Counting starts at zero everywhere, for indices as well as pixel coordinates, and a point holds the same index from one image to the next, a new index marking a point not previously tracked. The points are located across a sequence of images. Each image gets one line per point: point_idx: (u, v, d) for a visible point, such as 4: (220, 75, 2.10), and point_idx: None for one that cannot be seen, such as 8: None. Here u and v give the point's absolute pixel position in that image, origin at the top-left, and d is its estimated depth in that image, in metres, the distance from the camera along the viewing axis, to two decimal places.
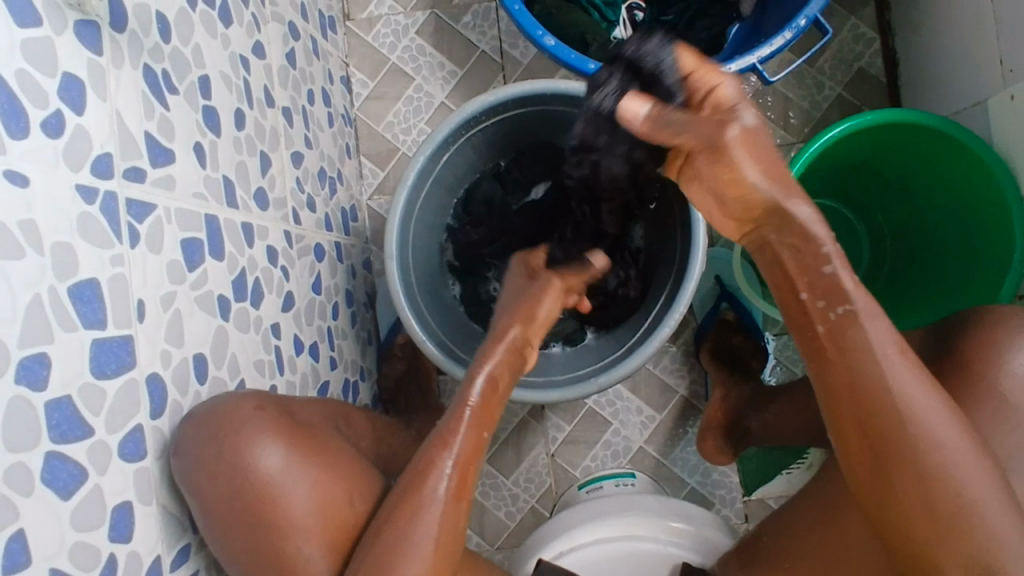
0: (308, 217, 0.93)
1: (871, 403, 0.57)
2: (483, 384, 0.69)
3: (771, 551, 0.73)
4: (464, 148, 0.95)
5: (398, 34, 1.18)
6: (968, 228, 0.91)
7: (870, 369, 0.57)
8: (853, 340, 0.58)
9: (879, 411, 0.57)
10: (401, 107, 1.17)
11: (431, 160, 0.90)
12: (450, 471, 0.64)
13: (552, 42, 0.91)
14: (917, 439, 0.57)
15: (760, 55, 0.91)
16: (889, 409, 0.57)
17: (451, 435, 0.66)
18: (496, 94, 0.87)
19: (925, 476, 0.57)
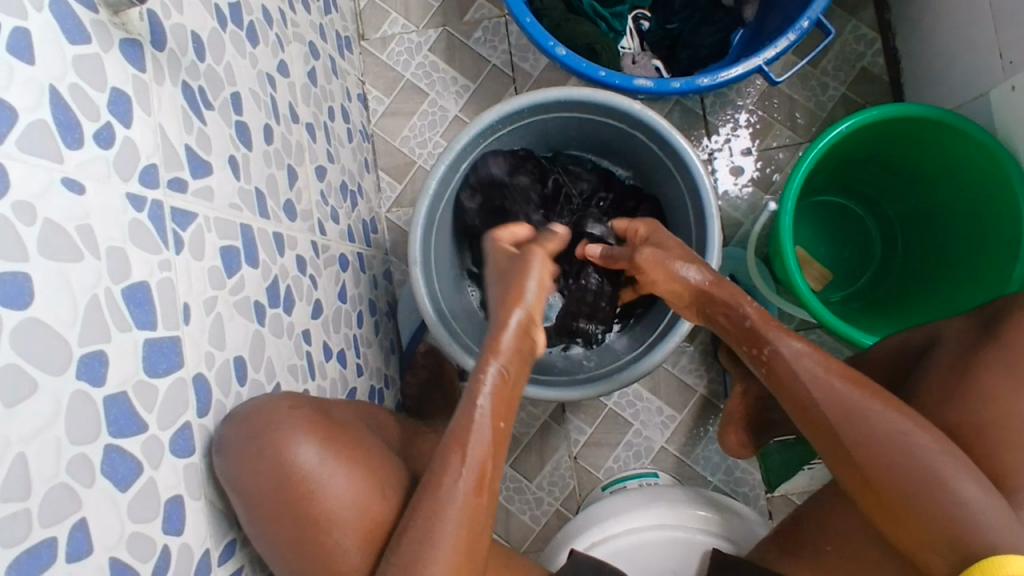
0: (332, 228, 0.96)
1: (829, 407, 0.69)
2: (494, 380, 0.71)
3: (813, 538, 0.74)
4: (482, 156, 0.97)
5: (411, 52, 1.21)
6: (981, 221, 0.93)
7: (798, 381, 0.71)
8: (784, 364, 0.72)
9: (838, 416, 0.68)
10: (416, 122, 1.21)
11: (451, 169, 0.93)
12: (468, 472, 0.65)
13: (563, 52, 0.94)
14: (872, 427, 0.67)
15: (766, 57, 0.94)
16: (844, 414, 0.68)
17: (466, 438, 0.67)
18: (512, 103, 0.90)
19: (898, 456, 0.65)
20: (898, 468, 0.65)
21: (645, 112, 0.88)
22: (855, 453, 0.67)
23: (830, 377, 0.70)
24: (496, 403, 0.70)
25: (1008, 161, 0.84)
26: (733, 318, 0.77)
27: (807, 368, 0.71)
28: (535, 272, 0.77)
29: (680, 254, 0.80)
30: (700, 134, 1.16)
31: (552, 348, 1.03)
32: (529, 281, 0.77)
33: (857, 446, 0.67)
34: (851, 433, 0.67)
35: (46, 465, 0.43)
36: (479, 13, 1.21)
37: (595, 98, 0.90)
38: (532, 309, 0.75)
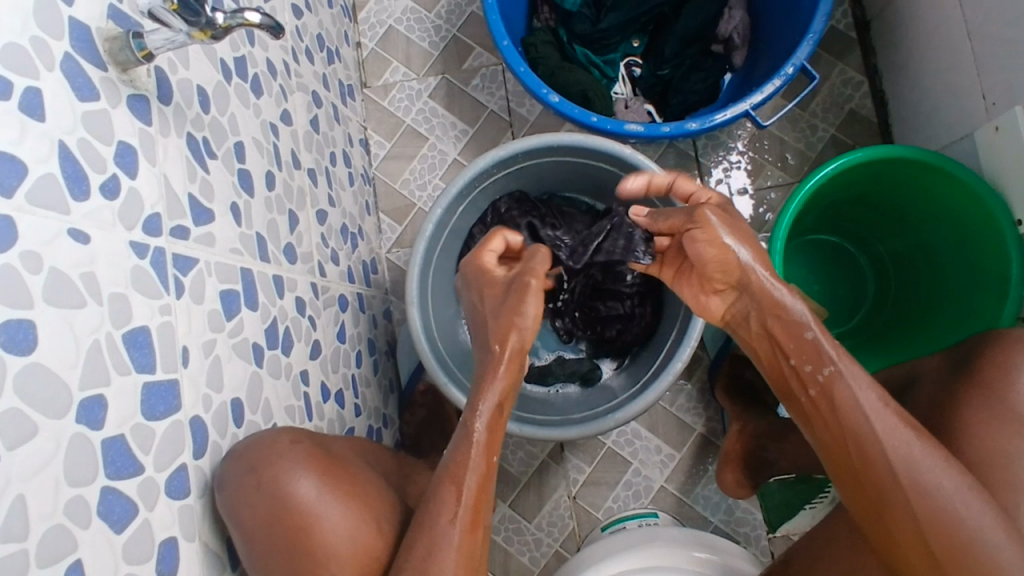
0: (332, 270, 0.98)
1: (872, 462, 0.63)
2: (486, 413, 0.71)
3: None
4: (477, 199, 1.00)
5: (412, 98, 1.25)
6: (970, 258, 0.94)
7: (851, 425, 0.64)
8: (845, 393, 0.65)
9: (878, 474, 0.63)
10: (416, 165, 1.24)
11: (448, 213, 0.95)
12: (462, 512, 0.66)
13: (556, 99, 0.98)
14: (924, 487, 0.61)
15: (753, 102, 0.96)
16: (889, 470, 0.62)
17: (463, 476, 0.67)
18: (506, 148, 0.93)
19: (941, 520, 0.60)
20: (946, 528, 0.60)
21: (635, 156, 0.91)
22: (913, 507, 0.61)
23: (891, 415, 0.63)
24: (490, 435, 0.70)
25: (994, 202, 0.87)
26: (783, 315, 0.67)
27: (870, 404, 0.64)
28: (527, 303, 0.75)
29: (738, 229, 0.70)
30: (693, 175, 1.19)
31: (548, 387, 1.03)
32: (522, 313, 0.75)
33: (908, 494, 0.61)
34: (913, 483, 0.61)
35: (44, 506, 0.44)
36: (477, 61, 1.25)
37: (586, 144, 0.93)
38: (530, 333, 0.76)
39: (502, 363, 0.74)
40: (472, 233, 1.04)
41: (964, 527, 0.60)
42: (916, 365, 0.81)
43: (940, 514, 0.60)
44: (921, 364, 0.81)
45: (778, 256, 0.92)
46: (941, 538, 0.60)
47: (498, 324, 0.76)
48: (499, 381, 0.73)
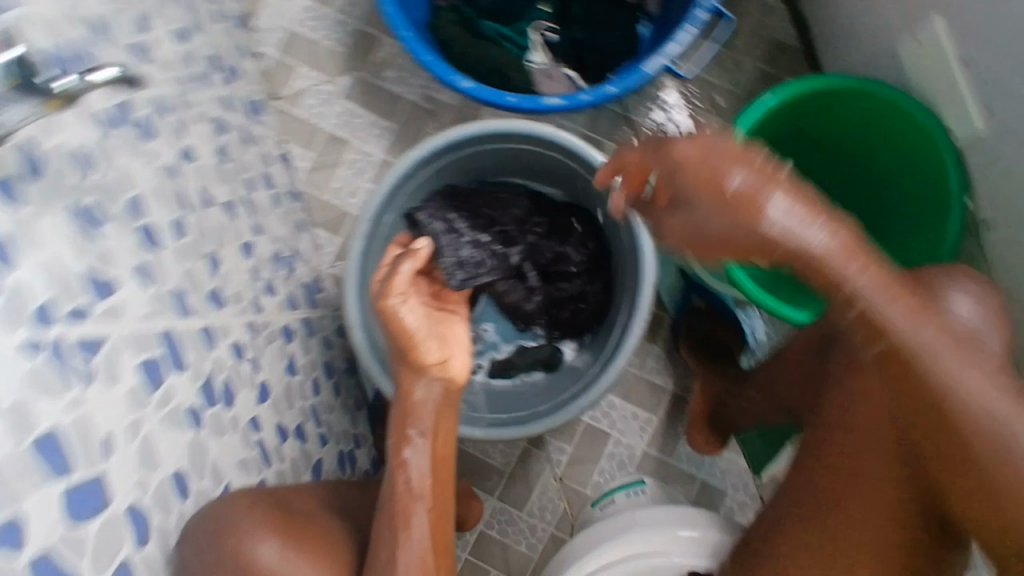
0: (269, 302, 0.94)
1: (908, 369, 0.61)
2: (418, 457, 0.68)
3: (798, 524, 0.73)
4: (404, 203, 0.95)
5: (326, 102, 1.19)
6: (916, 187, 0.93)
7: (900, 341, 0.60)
8: (885, 314, 0.60)
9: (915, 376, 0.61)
10: (343, 171, 1.18)
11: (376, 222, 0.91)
12: (410, 549, 0.62)
13: (469, 85, 0.94)
14: (959, 396, 0.60)
15: (670, 54, 0.94)
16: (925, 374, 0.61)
17: (408, 516, 0.64)
18: (425, 147, 0.89)
19: (972, 424, 0.60)
20: (977, 433, 0.60)
21: (558, 134, 0.88)
22: (947, 412, 0.61)
23: (926, 327, 0.60)
24: (433, 468, 0.68)
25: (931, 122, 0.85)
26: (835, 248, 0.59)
27: (900, 322, 0.60)
28: (412, 311, 0.73)
29: (780, 188, 0.58)
30: (626, 135, 1.15)
31: (513, 379, 1.01)
32: (408, 317, 0.73)
33: (942, 395, 0.61)
34: (948, 391, 0.60)
35: None
36: (386, 52, 1.20)
37: (507, 129, 0.89)
38: (417, 338, 0.72)
39: (423, 386, 0.71)
40: None
41: (995, 426, 0.60)
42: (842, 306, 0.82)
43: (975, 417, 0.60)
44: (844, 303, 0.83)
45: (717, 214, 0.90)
46: (972, 439, 0.61)
47: (402, 354, 0.72)
48: (431, 407, 0.71)
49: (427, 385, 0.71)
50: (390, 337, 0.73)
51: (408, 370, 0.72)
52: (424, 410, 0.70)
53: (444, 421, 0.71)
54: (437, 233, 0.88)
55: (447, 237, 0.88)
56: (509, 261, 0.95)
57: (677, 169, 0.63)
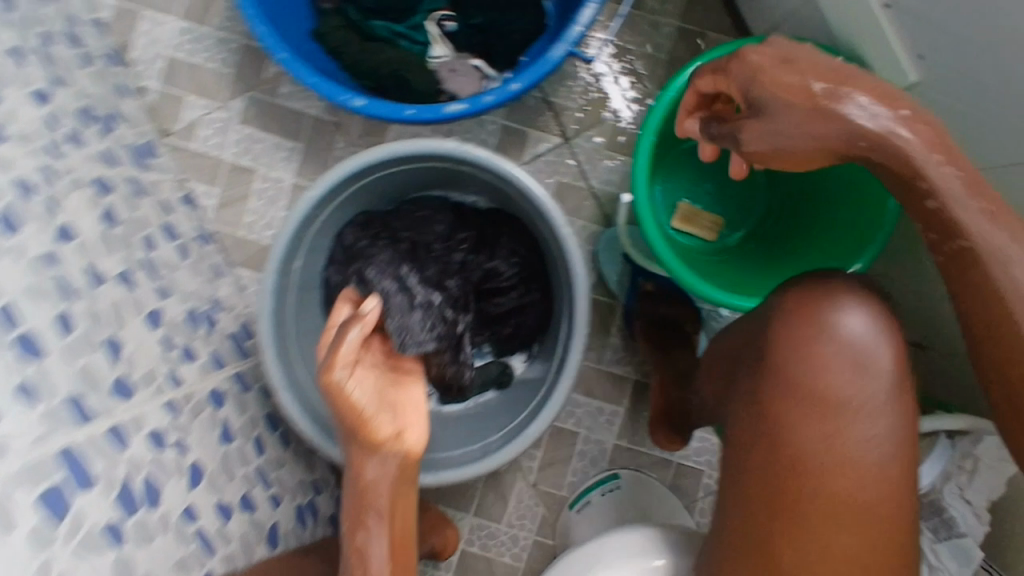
0: (189, 370, 0.88)
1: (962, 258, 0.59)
2: (379, 542, 0.62)
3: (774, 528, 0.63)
4: (314, 240, 0.86)
5: (222, 130, 1.09)
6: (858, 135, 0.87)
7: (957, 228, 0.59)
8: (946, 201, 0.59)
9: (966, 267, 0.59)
10: (255, 203, 1.10)
11: (282, 272, 0.80)
12: None
13: (361, 103, 0.85)
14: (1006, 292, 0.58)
15: (572, 37, 0.84)
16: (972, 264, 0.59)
17: None
18: (320, 185, 0.80)
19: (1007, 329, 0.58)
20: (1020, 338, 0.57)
21: (461, 148, 0.79)
22: (995, 305, 0.58)
23: (979, 216, 0.58)
24: (394, 548, 0.63)
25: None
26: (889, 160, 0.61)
27: (960, 206, 0.59)
28: (358, 383, 0.65)
29: (857, 83, 0.62)
30: (548, 119, 1.08)
31: (464, 403, 0.96)
32: (356, 393, 0.64)
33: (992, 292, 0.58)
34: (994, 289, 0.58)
35: None
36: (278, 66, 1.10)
37: (408, 151, 0.80)
38: (366, 413, 0.64)
39: (376, 465, 0.64)
40: (328, 274, 0.90)
41: None
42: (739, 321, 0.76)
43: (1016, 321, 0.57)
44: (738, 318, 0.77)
45: (646, 204, 0.84)
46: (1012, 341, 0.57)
47: (351, 431, 0.65)
48: (386, 485, 0.64)
49: (382, 463, 0.64)
50: (336, 413, 0.65)
51: (358, 449, 0.64)
52: (380, 489, 0.64)
53: (402, 498, 0.65)
54: (390, 295, 0.82)
55: (398, 300, 0.81)
56: (456, 329, 0.86)
57: (757, 73, 0.64)
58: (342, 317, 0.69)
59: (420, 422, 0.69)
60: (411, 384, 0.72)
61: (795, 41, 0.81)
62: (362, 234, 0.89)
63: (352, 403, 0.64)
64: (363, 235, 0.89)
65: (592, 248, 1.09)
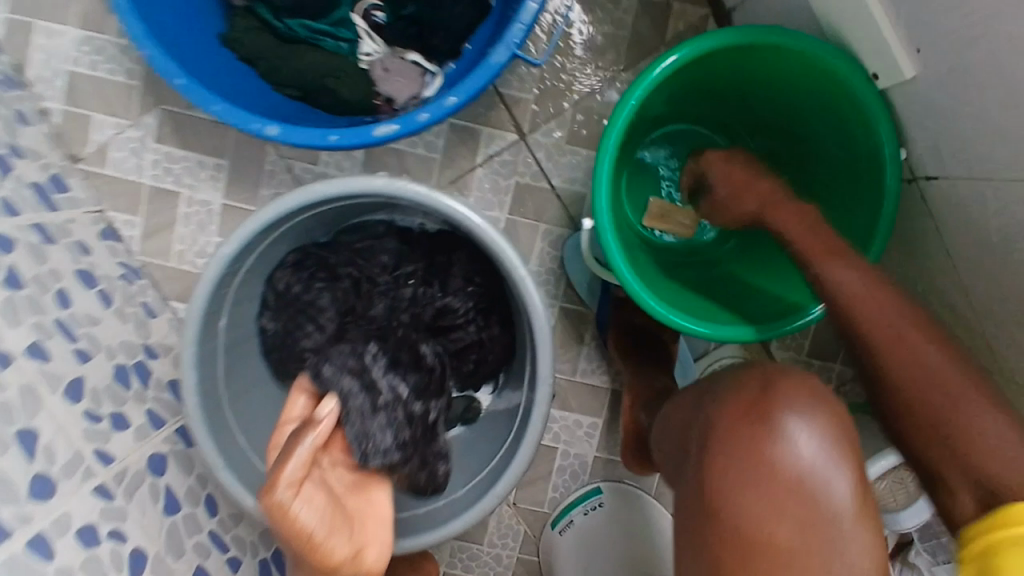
0: (121, 441, 0.80)
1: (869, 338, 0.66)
2: None
3: None
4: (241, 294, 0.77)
5: (137, 151, 0.97)
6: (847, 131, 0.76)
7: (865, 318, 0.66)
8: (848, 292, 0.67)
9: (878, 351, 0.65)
10: (183, 229, 0.98)
11: (206, 340, 0.72)
12: None
13: (277, 131, 0.74)
14: (932, 373, 0.62)
15: (514, 39, 0.73)
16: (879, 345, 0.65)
17: None
18: (235, 239, 0.70)
19: (942, 404, 0.62)
20: (942, 411, 0.62)
21: (394, 185, 0.69)
22: (911, 386, 0.63)
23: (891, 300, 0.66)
24: None
25: (867, 91, 0.69)
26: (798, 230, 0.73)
27: (859, 293, 0.67)
28: (310, 503, 0.58)
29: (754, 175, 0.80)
30: (501, 114, 0.96)
31: None
32: (305, 516, 0.58)
33: (904, 374, 0.64)
34: (908, 372, 0.63)
35: None
36: None
37: (334, 193, 0.69)
38: (317, 540, 0.58)
39: None
40: (263, 322, 0.81)
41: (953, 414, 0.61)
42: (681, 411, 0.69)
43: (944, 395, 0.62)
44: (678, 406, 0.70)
45: (609, 229, 0.73)
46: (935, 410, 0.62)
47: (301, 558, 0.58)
48: None
49: None
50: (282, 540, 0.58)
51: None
52: None
53: None
54: (348, 395, 0.66)
55: (359, 400, 0.66)
56: (426, 421, 0.71)
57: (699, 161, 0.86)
58: (298, 416, 0.67)
59: (381, 543, 0.62)
60: (373, 490, 0.66)
61: (784, 32, 0.68)
62: (296, 276, 0.80)
63: (300, 526, 0.57)
64: (298, 278, 0.80)
65: (558, 253, 0.99)
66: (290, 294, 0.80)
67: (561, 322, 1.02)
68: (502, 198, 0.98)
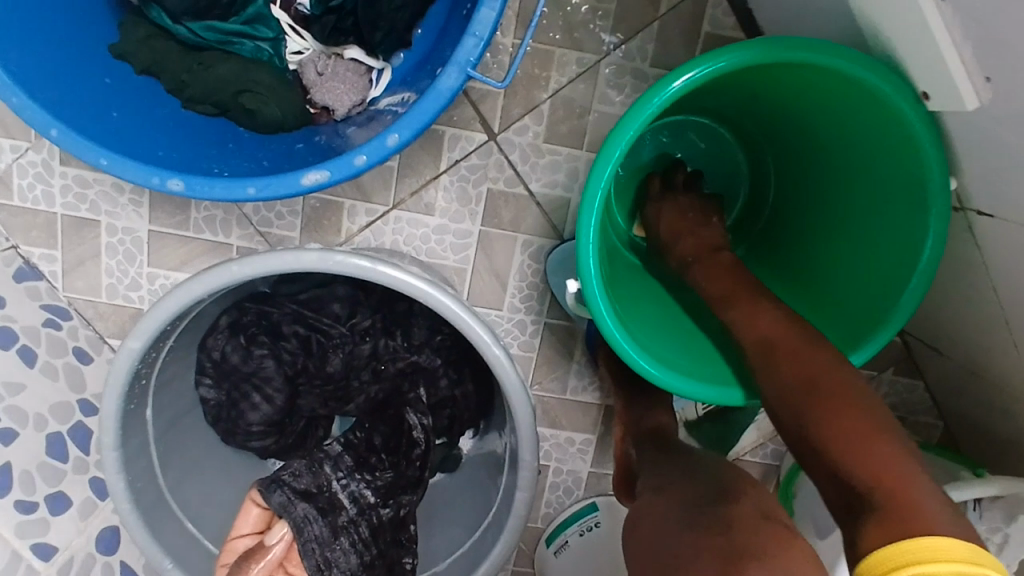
0: (63, 526, 0.72)
1: (771, 352, 0.55)
2: None
3: None
4: (167, 369, 0.66)
5: (44, 177, 0.84)
6: (867, 157, 0.64)
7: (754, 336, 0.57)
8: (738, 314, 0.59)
9: (776, 364, 0.54)
10: (109, 262, 0.86)
11: (130, 438, 0.61)
12: None
13: (182, 186, 0.60)
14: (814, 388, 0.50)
15: (468, 60, 0.58)
16: (774, 362, 0.54)
17: None
18: (143, 333, 0.58)
19: (827, 421, 0.48)
20: (827, 433, 0.47)
21: (329, 259, 0.57)
22: (798, 406, 0.50)
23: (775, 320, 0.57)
24: None
25: (912, 113, 0.56)
26: (720, 275, 0.65)
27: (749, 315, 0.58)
28: None
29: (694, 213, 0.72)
30: (463, 110, 0.81)
31: None
32: None
33: (791, 392, 0.51)
34: (796, 387, 0.51)
35: None
36: None
37: (258, 272, 0.57)
38: None
39: None
40: (200, 389, 0.69)
41: (843, 430, 0.47)
42: (641, 521, 0.51)
43: (825, 409, 0.48)
44: (640, 518, 0.52)
45: (601, 295, 0.59)
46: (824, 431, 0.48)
47: None
48: None
49: None
50: None
51: None
52: None
53: None
54: (304, 521, 0.61)
55: (317, 530, 0.61)
56: (394, 520, 0.66)
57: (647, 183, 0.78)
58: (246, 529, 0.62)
59: None
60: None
61: (810, 44, 0.56)
62: (230, 343, 0.69)
63: None
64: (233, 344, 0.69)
65: (540, 266, 0.86)
66: (227, 365, 0.69)
67: (547, 340, 0.89)
68: (471, 208, 0.84)
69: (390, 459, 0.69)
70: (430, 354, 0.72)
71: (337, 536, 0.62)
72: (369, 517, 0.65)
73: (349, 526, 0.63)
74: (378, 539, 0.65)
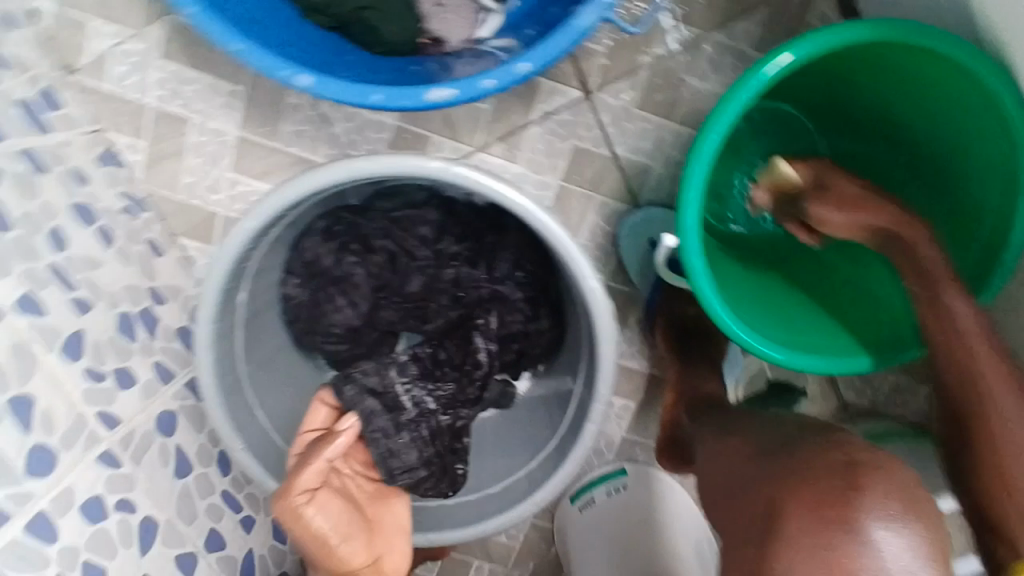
0: (128, 401, 0.73)
1: (963, 356, 0.61)
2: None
3: None
4: (258, 261, 0.68)
5: (141, 67, 0.85)
6: (974, 149, 0.68)
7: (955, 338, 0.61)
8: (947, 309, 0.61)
9: (969, 367, 0.61)
10: (192, 160, 0.88)
11: (222, 314, 0.63)
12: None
13: (311, 82, 0.62)
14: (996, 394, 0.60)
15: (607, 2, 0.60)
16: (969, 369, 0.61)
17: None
18: (256, 216, 0.59)
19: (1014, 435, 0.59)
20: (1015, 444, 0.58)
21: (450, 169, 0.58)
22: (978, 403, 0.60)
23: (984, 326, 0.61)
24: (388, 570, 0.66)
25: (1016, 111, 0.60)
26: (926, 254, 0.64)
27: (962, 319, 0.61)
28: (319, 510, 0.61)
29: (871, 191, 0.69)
30: (563, 64, 0.83)
31: None
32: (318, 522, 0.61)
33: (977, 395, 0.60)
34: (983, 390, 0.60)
35: None
36: None
37: (379, 170, 0.59)
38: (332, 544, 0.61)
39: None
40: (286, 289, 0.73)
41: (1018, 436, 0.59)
42: (730, 478, 0.60)
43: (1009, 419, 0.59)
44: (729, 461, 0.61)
45: (696, 252, 0.62)
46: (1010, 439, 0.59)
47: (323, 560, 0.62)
48: None
49: None
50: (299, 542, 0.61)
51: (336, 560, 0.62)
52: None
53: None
54: (371, 414, 0.66)
55: (383, 420, 0.66)
56: (450, 430, 0.71)
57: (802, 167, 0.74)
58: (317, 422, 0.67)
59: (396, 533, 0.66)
60: (395, 500, 0.68)
61: (929, 32, 0.60)
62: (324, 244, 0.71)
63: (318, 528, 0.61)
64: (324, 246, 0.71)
65: (611, 229, 0.88)
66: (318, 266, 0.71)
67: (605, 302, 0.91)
68: (556, 162, 0.86)
69: (454, 376, 0.72)
70: (512, 288, 0.74)
71: (402, 431, 0.67)
72: (430, 421, 0.69)
73: (414, 423, 0.68)
74: (436, 443, 0.69)
